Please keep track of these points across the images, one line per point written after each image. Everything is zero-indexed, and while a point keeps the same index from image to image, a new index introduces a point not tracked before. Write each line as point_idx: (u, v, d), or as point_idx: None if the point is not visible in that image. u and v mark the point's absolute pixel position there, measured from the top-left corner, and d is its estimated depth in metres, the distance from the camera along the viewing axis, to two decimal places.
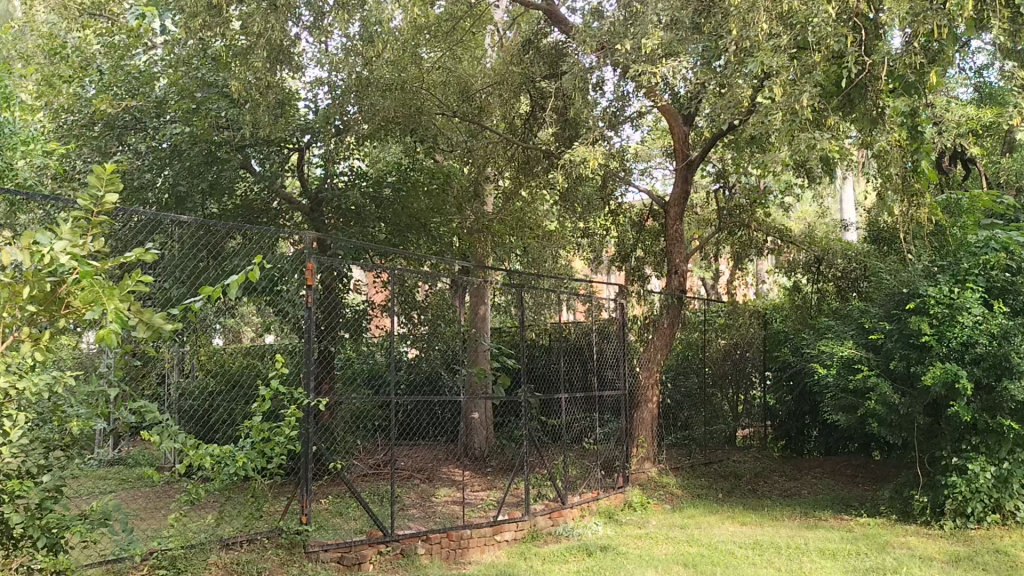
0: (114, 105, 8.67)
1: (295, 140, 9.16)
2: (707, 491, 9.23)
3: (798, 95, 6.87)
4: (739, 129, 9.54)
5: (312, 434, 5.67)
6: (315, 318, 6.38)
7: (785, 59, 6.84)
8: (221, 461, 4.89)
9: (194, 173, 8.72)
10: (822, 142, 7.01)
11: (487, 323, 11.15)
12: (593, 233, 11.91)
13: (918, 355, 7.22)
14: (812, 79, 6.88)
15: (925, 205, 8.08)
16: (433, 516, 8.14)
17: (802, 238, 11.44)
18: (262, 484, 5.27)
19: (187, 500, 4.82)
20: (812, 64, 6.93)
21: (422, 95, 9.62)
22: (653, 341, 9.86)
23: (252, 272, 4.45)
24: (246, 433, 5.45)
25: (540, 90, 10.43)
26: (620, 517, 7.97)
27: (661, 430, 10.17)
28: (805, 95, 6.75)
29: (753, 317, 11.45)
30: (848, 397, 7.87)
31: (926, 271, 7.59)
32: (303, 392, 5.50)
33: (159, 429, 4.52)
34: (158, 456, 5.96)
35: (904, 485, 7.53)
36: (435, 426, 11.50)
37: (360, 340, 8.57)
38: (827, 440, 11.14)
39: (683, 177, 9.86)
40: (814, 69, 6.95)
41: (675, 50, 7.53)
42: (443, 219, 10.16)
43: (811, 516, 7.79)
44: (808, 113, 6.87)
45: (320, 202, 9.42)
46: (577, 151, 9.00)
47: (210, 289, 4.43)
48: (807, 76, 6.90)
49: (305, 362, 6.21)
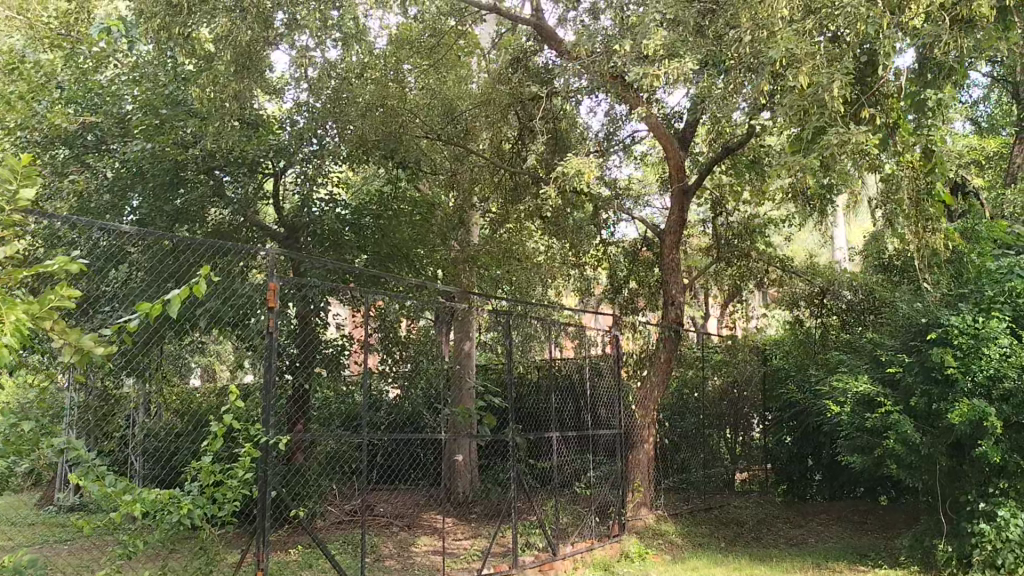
0: (73, 120, 8.06)
1: (270, 165, 8.64)
2: (709, 540, 8.58)
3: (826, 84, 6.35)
4: (739, 150, 9.09)
5: (270, 477, 4.93)
6: (275, 340, 5.35)
7: (804, 55, 6.35)
8: (163, 509, 4.25)
9: (161, 196, 8.14)
10: (849, 140, 6.50)
11: (472, 361, 10.53)
12: (583, 265, 11.39)
13: (941, 389, 6.66)
14: (840, 67, 6.37)
15: (942, 230, 7.35)
16: (412, 568, 7.44)
17: (805, 268, 10.91)
18: (212, 534, 4.61)
19: (123, 553, 4.17)
20: (833, 53, 6.49)
21: (406, 115, 9.05)
22: (649, 377, 9.27)
23: (198, 286, 3.83)
24: (194, 476, 4.80)
25: (529, 111, 9.84)
26: (616, 569, 7.30)
27: (656, 473, 9.53)
28: (835, 81, 6.23)
29: (751, 353, 10.91)
30: (863, 437, 7.26)
31: (944, 300, 7.06)
32: (262, 429, 4.84)
33: (85, 469, 3.89)
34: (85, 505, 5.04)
35: (925, 533, 6.93)
36: (416, 469, 10.86)
37: (337, 378, 7.90)
38: (831, 485, 10.42)
39: (679, 202, 9.33)
40: (839, 63, 6.46)
41: (679, 54, 7.03)
42: (426, 249, 9.75)
43: (824, 568, 7.16)
44: (837, 106, 6.36)
45: (297, 229, 8.82)
46: (571, 166, 8.55)
47: (147, 305, 3.83)
48: (829, 70, 6.37)
49: (263, 396, 5.16)
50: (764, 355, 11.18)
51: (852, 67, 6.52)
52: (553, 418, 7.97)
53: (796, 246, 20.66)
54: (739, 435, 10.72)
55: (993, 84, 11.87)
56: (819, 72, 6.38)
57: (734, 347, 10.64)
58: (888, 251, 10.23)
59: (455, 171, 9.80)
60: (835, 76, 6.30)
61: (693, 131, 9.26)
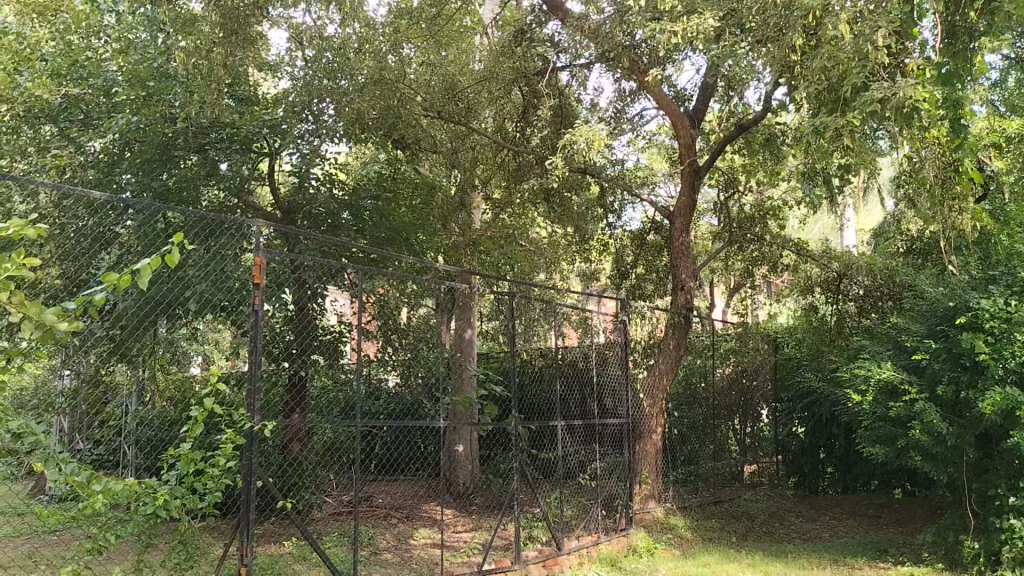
0: (53, 91, 7.71)
1: (265, 145, 8.28)
2: (721, 535, 8.26)
3: (866, 36, 5.92)
4: (754, 127, 8.77)
5: (256, 465, 4.53)
6: (261, 321, 4.87)
7: (832, 14, 5.98)
8: (137, 499, 3.93)
9: (147, 172, 7.74)
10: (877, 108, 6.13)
11: (474, 349, 10.28)
12: (590, 249, 11.04)
13: (970, 377, 6.29)
14: (882, 18, 5.95)
15: (970, 209, 7.08)
16: (410, 562, 7.10)
17: (821, 252, 10.54)
18: (191, 527, 4.26)
19: (91, 547, 3.85)
20: (862, 14, 6.09)
21: (406, 89, 8.57)
22: (657, 365, 8.90)
23: (170, 255, 3.46)
24: (173, 464, 4.45)
25: (535, 87, 9.64)
26: (624, 564, 6.98)
27: (666, 464, 9.13)
28: (878, 33, 5.82)
29: (763, 341, 10.57)
30: (886, 427, 6.87)
31: (975, 283, 6.69)
32: (246, 413, 4.46)
33: (42, 457, 3.54)
34: (50, 497, 4.58)
35: (949, 529, 6.59)
36: (416, 460, 10.55)
37: (333, 366, 7.54)
38: (844, 477, 10.24)
39: (689, 183, 8.98)
40: (866, 24, 6.10)
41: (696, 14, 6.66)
42: (427, 234, 9.25)
43: (842, 564, 6.82)
44: (878, 59, 5.93)
45: (292, 211, 8.46)
46: (580, 133, 8.38)
47: (114, 277, 3.48)
48: (869, 21, 5.95)
49: (250, 382, 4.67)
50: (776, 344, 10.89)
51: (892, 19, 6.10)
52: (559, 407, 7.59)
53: (810, 238, 20.34)
54: (749, 427, 10.37)
55: (1017, 64, 11.43)
56: (844, 34, 6.02)
57: (745, 335, 10.31)
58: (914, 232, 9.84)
59: (455, 149, 9.26)
60: (865, 39, 5.90)
61: (704, 108, 8.92)
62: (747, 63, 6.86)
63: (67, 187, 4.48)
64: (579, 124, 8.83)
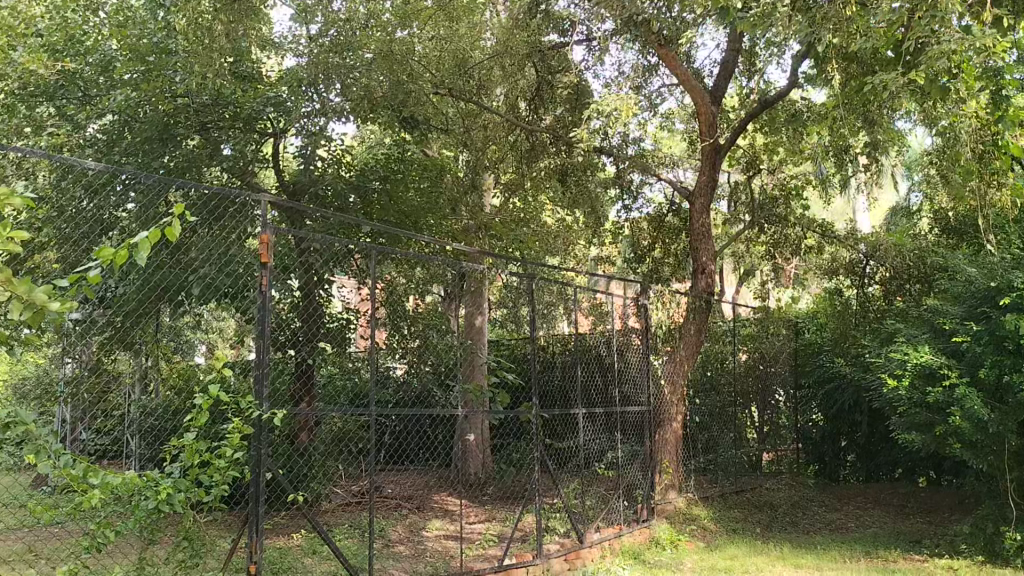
0: (48, 66, 7.41)
1: (270, 122, 8.01)
2: (744, 526, 8.03)
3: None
4: (777, 102, 8.48)
5: (265, 456, 4.23)
6: (270, 306, 4.50)
7: None
8: (139, 492, 3.66)
9: (146, 151, 7.46)
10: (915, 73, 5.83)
11: (484, 337, 10.01)
12: (605, 232, 10.76)
13: (1015, 361, 6.07)
14: None
15: (1010, 183, 6.81)
16: (424, 554, 6.84)
17: (844, 234, 10.24)
18: (197, 522, 3.99)
19: (89, 544, 3.58)
20: None
21: (416, 63, 8.21)
22: (678, 351, 8.63)
23: (171, 229, 3.18)
24: (175, 456, 4.18)
25: (549, 62, 9.31)
26: (647, 558, 6.74)
27: (686, 453, 8.85)
28: None
29: (783, 326, 10.30)
30: (924, 413, 6.57)
31: (1016, 263, 6.45)
32: (255, 401, 4.19)
33: (34, 448, 3.26)
34: (42, 488, 4.31)
35: (988, 519, 6.40)
36: (426, 449, 10.33)
37: (343, 354, 7.26)
38: (867, 465, 10.10)
39: (711, 162, 8.66)
40: None
41: None
42: (437, 218, 8.95)
43: (875, 556, 6.56)
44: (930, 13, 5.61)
45: (299, 192, 8.17)
46: (606, 102, 8.02)
47: (109, 251, 3.20)
48: None
49: (257, 370, 4.35)
50: (796, 329, 10.67)
51: None
52: (578, 395, 7.28)
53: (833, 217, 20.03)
54: (768, 415, 10.10)
55: None
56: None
57: (765, 320, 10.03)
58: (944, 212, 9.55)
59: (468, 128, 9.10)
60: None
61: (724, 84, 8.60)
62: (776, 31, 6.54)
63: (66, 158, 4.21)
64: (601, 97, 8.41)
